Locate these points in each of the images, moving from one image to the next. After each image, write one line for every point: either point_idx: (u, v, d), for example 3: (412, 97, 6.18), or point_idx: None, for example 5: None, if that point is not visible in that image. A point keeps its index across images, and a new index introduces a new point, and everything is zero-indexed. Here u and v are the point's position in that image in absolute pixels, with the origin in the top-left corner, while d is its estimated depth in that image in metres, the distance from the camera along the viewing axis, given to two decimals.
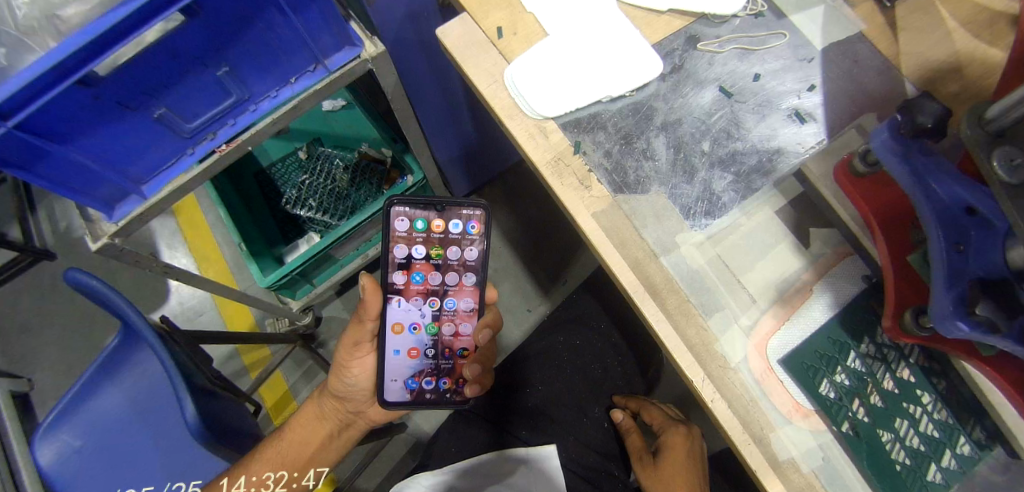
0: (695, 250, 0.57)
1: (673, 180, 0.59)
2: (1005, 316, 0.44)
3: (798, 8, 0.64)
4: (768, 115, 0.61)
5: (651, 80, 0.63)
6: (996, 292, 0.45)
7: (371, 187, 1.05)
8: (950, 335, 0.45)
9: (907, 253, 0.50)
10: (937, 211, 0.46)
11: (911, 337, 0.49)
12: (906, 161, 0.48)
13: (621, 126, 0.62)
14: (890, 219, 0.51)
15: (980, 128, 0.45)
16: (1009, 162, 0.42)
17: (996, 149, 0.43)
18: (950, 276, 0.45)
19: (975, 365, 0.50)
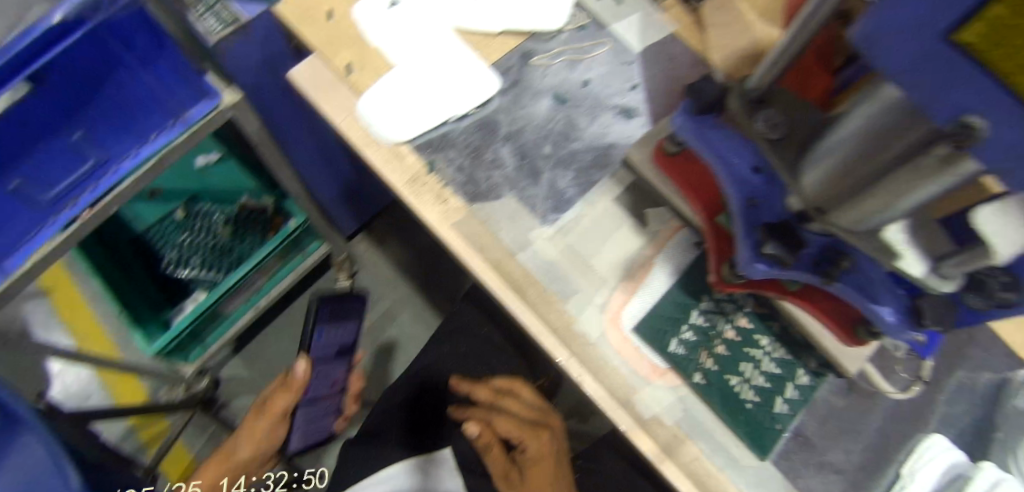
0: (547, 243, 0.62)
1: (521, 184, 0.64)
2: (790, 247, 0.50)
3: (616, 18, 0.72)
4: (599, 115, 0.68)
5: (493, 96, 0.68)
6: (782, 232, 0.51)
7: (254, 235, 1.05)
8: (754, 276, 0.52)
9: (717, 214, 0.57)
10: (731, 177, 0.53)
11: (734, 285, 0.56)
12: (700, 135, 0.55)
13: (469, 142, 0.66)
14: (699, 186, 0.58)
15: (744, 96, 0.52)
16: (769, 123, 0.50)
17: (757, 112, 0.51)
18: (747, 227, 0.53)
19: (794, 301, 0.57)
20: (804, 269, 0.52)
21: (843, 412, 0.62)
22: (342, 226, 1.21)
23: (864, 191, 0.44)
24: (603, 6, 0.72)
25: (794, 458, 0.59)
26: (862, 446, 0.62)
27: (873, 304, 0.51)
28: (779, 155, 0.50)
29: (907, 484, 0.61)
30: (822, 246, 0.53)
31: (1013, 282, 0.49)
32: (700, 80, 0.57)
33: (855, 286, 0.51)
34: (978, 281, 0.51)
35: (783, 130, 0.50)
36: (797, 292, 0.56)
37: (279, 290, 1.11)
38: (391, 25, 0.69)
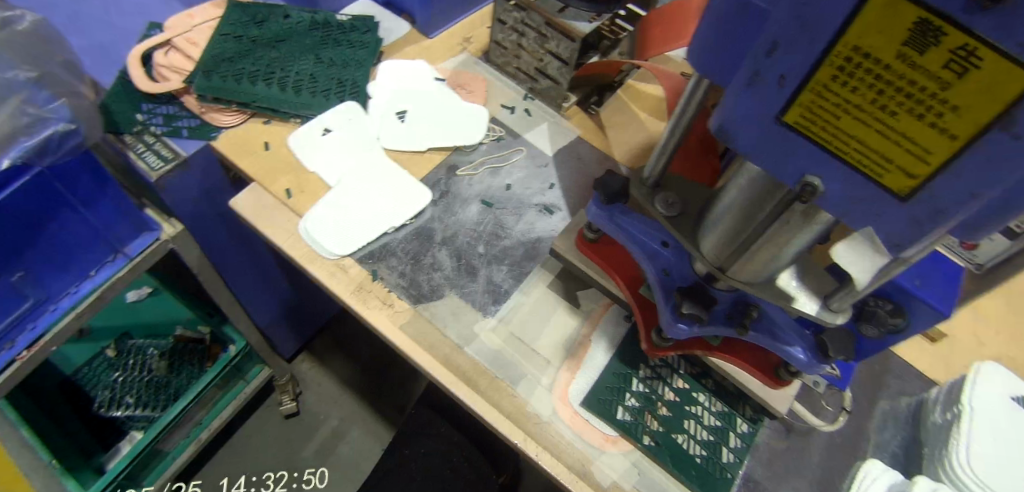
0: (492, 333, 0.66)
1: (461, 282, 0.69)
2: (704, 308, 0.56)
3: (528, 127, 0.80)
4: (524, 214, 0.73)
5: (426, 207, 0.73)
6: (694, 293, 0.57)
7: (193, 366, 1.01)
8: (680, 335, 0.59)
9: (640, 287, 0.64)
10: (644, 252, 0.61)
11: (664, 349, 0.62)
12: (613, 222, 0.62)
13: (409, 249, 0.71)
14: (620, 264, 0.65)
15: (643, 183, 0.58)
16: (667, 203, 0.57)
17: (657, 197, 0.57)
18: (665, 293, 0.59)
19: (718, 356, 0.62)
20: (720, 323, 0.58)
21: (786, 453, 0.66)
22: (280, 348, 1.20)
23: (752, 246, 0.51)
24: (513, 117, 0.80)
25: None
26: (810, 481, 0.66)
27: (787, 347, 0.57)
28: (679, 230, 0.57)
29: None
30: (732, 301, 0.59)
31: (898, 308, 0.57)
32: (606, 174, 0.62)
33: (768, 333, 0.58)
34: (870, 312, 0.58)
35: (679, 209, 0.57)
36: (720, 346, 0.62)
37: (220, 421, 1.07)
38: (326, 150, 0.76)
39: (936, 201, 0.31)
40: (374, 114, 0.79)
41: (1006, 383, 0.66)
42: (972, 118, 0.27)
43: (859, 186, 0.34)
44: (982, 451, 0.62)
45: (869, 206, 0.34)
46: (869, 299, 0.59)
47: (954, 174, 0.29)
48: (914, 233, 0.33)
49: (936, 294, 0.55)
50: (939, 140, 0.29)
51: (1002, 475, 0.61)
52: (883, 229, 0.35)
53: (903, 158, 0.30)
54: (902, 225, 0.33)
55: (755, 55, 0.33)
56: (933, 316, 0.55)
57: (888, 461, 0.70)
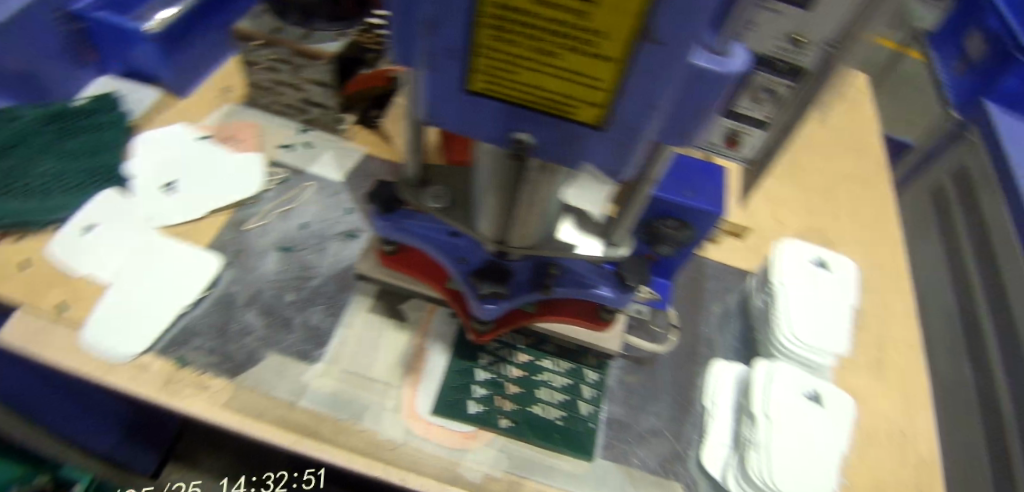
0: (323, 378, 0.63)
1: (278, 338, 0.65)
2: (504, 284, 0.57)
3: (310, 161, 0.77)
4: (327, 246, 0.71)
5: (220, 272, 0.68)
6: (489, 273, 0.57)
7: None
8: (491, 314, 0.58)
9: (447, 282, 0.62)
10: (439, 247, 0.59)
11: (490, 333, 0.61)
12: (398, 228, 0.59)
13: (211, 323, 0.65)
14: (425, 266, 0.63)
15: (408, 184, 0.55)
16: (436, 198, 0.55)
17: (424, 193, 0.55)
18: (468, 281, 0.58)
19: (542, 320, 0.63)
20: (525, 291, 0.59)
21: (638, 384, 0.69)
22: (134, 467, 1.09)
23: (518, 215, 0.52)
24: (294, 156, 0.78)
25: (616, 443, 0.65)
26: (667, 402, 0.69)
27: (593, 290, 0.59)
28: (455, 218, 0.55)
29: (714, 413, 0.68)
30: (531, 266, 0.60)
31: (682, 222, 0.62)
32: (375, 183, 0.58)
33: (573, 283, 0.59)
34: (659, 233, 0.62)
35: (448, 199, 0.56)
36: (540, 310, 0.62)
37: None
38: (88, 248, 0.68)
39: (621, 116, 0.40)
40: (139, 194, 0.73)
41: (803, 249, 0.75)
42: (614, 45, 0.35)
43: (560, 126, 0.42)
44: (796, 319, 0.69)
45: (575, 141, 0.43)
46: (655, 221, 0.61)
47: (621, 93, 0.38)
48: (618, 150, 0.43)
49: (705, 198, 0.61)
50: (600, 69, 0.37)
51: (818, 334, 0.69)
52: (593, 156, 0.44)
53: (582, 93, 0.39)
54: (605, 149, 0.43)
55: (428, 43, 0.39)
56: (708, 217, 0.61)
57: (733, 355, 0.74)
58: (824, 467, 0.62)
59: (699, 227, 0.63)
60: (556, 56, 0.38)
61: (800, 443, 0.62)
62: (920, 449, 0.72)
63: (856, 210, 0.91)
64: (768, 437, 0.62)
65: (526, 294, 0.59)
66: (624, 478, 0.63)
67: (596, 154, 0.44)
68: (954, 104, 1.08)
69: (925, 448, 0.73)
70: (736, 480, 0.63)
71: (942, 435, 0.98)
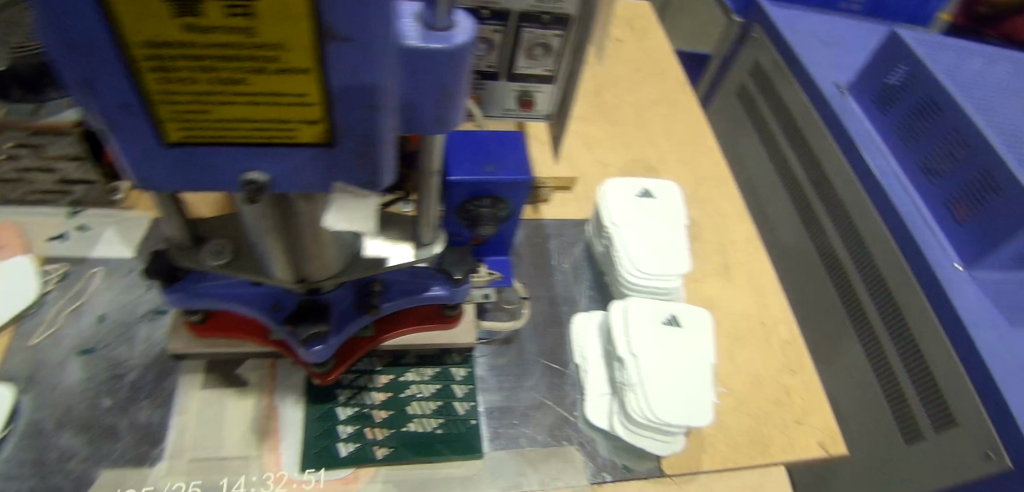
0: (170, 477, 0.56)
1: (104, 450, 0.57)
2: (322, 320, 0.51)
3: (89, 245, 0.69)
4: (134, 333, 0.63)
5: (16, 402, 0.58)
6: (303, 312, 0.51)
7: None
8: (324, 354, 0.53)
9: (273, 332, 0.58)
10: (247, 300, 0.54)
11: (332, 371, 0.57)
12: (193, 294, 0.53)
13: (24, 460, 0.56)
14: (243, 324, 0.58)
15: (180, 248, 0.49)
16: (216, 251, 0.49)
17: (200, 251, 0.49)
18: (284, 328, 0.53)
19: (386, 339, 0.60)
20: (353, 318, 0.55)
21: (509, 364, 0.69)
22: None
23: (305, 247, 0.48)
24: (66, 246, 0.68)
25: (502, 430, 0.65)
26: (542, 371, 0.69)
27: (425, 293, 0.57)
28: (243, 268, 0.49)
29: (587, 367, 0.69)
30: (351, 291, 0.56)
31: (495, 198, 0.60)
32: (148, 258, 0.52)
33: (402, 293, 0.57)
34: (477, 214, 0.60)
35: (231, 251, 0.50)
36: (381, 329, 0.60)
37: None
38: None
39: (349, 129, 0.36)
40: None
41: (627, 188, 0.77)
42: (299, 53, 0.31)
43: (292, 155, 0.37)
44: (637, 252, 0.71)
45: (316, 167, 0.38)
46: (470, 203, 0.60)
47: (334, 104, 0.34)
48: (369, 164, 0.38)
49: (510, 170, 0.59)
50: (299, 83, 0.33)
51: (661, 262, 0.71)
52: (344, 178, 0.39)
53: (294, 114, 0.34)
54: (352, 165, 0.38)
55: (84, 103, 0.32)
56: (519, 186, 0.60)
57: (592, 303, 0.75)
58: (695, 382, 0.66)
59: (514, 198, 0.62)
60: (244, 80, 0.32)
61: (667, 370, 0.65)
62: (781, 334, 0.80)
63: (669, 128, 0.94)
64: (639, 375, 0.64)
65: (355, 321, 0.54)
66: (520, 461, 0.63)
67: (346, 176, 0.39)
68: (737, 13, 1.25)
69: (784, 331, 0.81)
70: (622, 424, 0.66)
71: (798, 306, 1.09)
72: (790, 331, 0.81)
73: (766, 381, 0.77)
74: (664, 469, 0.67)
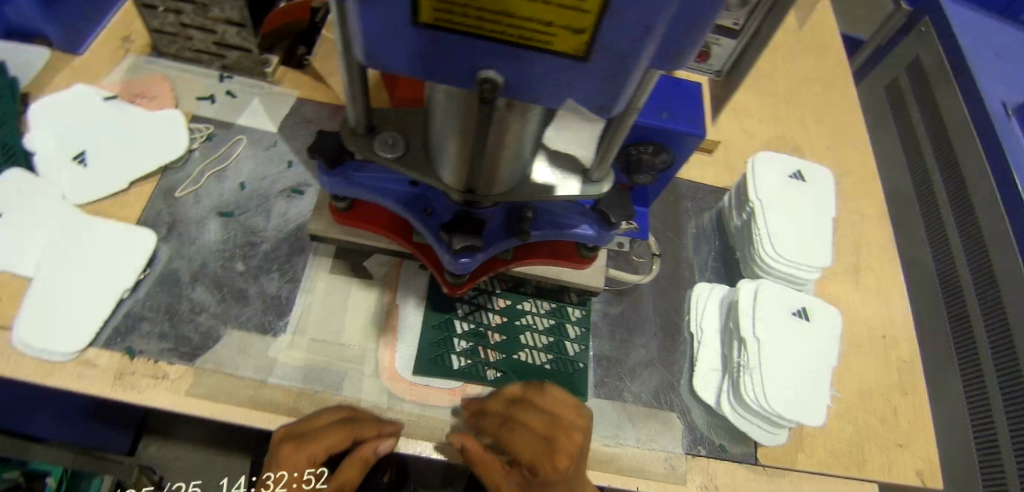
0: (291, 350, 0.59)
1: (232, 313, 0.60)
2: (476, 234, 0.47)
3: (237, 111, 0.69)
4: (272, 206, 0.65)
5: (156, 247, 0.62)
6: (460, 224, 0.47)
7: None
8: (466, 269, 0.50)
9: (413, 235, 0.56)
10: (398, 199, 0.51)
11: (463, 285, 0.54)
12: (349, 181, 0.51)
13: (158, 305, 0.60)
14: (386, 219, 0.57)
15: (352, 133, 0.45)
16: (390, 143, 0.45)
17: (373, 140, 0.45)
18: (434, 233, 0.50)
19: (520, 265, 0.57)
20: (500, 239, 0.51)
21: (624, 315, 0.68)
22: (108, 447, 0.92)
23: (489, 158, 0.42)
24: (217, 108, 0.69)
25: (609, 379, 0.64)
26: (653, 332, 0.68)
27: (574, 230, 0.53)
28: (411, 167, 0.45)
29: (701, 338, 0.67)
30: (503, 211, 0.52)
31: (660, 147, 0.56)
32: (314, 134, 0.49)
33: (552, 225, 0.53)
34: (636, 161, 0.56)
35: (404, 146, 0.45)
36: (519, 255, 0.57)
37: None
38: None
39: (615, 49, 0.29)
40: (48, 169, 0.64)
41: (776, 165, 0.73)
42: None
43: (537, 63, 0.30)
44: (778, 234, 0.68)
45: (555, 79, 0.31)
46: (630, 148, 0.56)
47: (615, 15, 0.27)
48: (613, 87, 0.32)
49: (686, 121, 0.55)
50: None
51: (804, 250, 0.68)
52: (578, 95, 0.33)
53: (563, 18, 0.27)
54: (594, 84, 0.32)
55: None
56: (689, 141, 0.56)
57: (713, 278, 0.73)
58: (813, 380, 0.63)
59: (678, 150, 0.57)
60: None
61: (788, 363, 0.62)
62: (902, 352, 0.76)
63: (809, 117, 0.88)
64: (761, 360, 0.61)
65: (502, 243, 0.51)
66: (619, 415, 0.63)
67: (580, 94, 0.33)
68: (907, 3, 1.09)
69: (905, 349, 0.76)
70: (730, 403, 0.64)
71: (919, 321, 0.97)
72: (913, 350, 0.76)
73: (875, 394, 0.73)
74: (756, 457, 0.66)
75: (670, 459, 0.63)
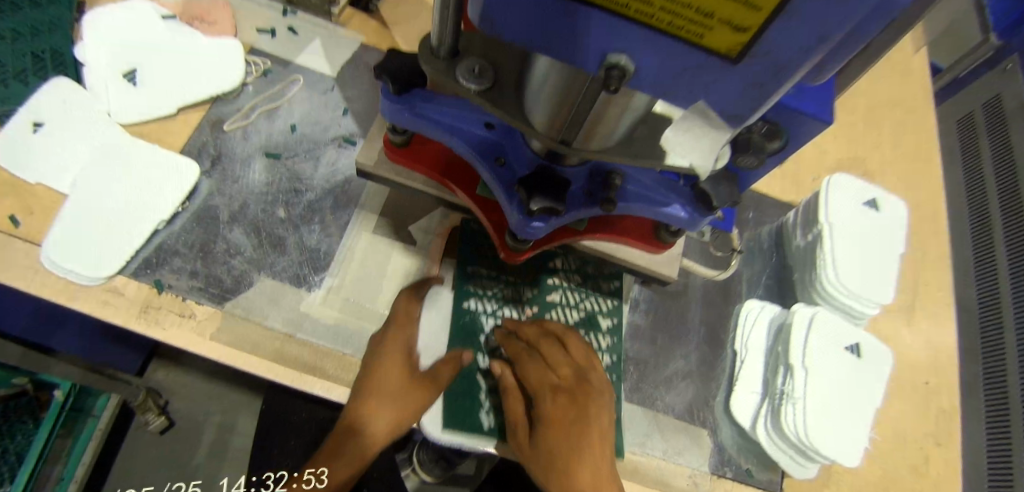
0: (324, 307, 0.57)
1: (268, 260, 0.57)
2: (560, 197, 0.43)
3: (298, 51, 0.67)
4: (322, 155, 0.63)
5: (198, 179, 0.59)
6: (538, 182, 0.43)
7: (24, 425, 0.82)
8: (538, 234, 0.46)
9: (475, 187, 0.51)
10: (468, 142, 0.46)
11: (523, 252, 0.50)
12: (416, 113, 0.46)
13: (192, 241, 0.57)
14: (447, 162, 0.52)
15: (431, 54, 0.36)
16: (474, 72, 0.36)
17: (456, 67, 0.36)
18: (506, 189, 0.46)
19: (590, 237, 0.53)
20: (580, 205, 0.47)
21: (667, 318, 0.66)
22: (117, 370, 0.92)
23: (592, 112, 0.35)
24: (276, 43, 0.67)
25: (644, 386, 0.63)
26: (695, 344, 0.66)
27: (662, 208, 0.48)
28: (497, 105, 0.37)
29: (745, 357, 0.64)
30: (588, 173, 0.47)
31: (775, 129, 0.44)
32: (386, 54, 0.44)
33: (638, 199, 0.47)
34: (742, 141, 0.45)
35: (492, 77, 0.37)
36: (590, 227, 0.52)
37: (83, 467, 0.92)
38: (37, 149, 0.58)
39: (773, 55, 0.24)
40: (97, 83, 0.61)
41: (850, 188, 0.69)
42: None
43: (676, 57, 0.26)
44: (843, 262, 0.64)
45: (691, 77, 0.27)
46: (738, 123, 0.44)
47: (792, 19, 0.22)
48: (756, 97, 0.27)
49: (813, 99, 0.43)
50: None
51: (869, 283, 0.65)
52: (711, 100, 0.28)
53: (729, 13, 0.22)
54: (735, 89, 0.27)
55: None
56: (809, 126, 0.44)
57: (764, 296, 0.70)
58: (858, 420, 0.60)
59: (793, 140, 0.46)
60: None
61: (836, 400, 0.59)
62: (943, 401, 0.72)
63: (880, 142, 0.83)
64: (808, 392, 0.58)
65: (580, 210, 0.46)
66: (650, 423, 0.61)
67: (713, 99, 0.29)
68: (995, 34, 1.00)
69: (946, 398, 0.73)
70: (767, 430, 0.61)
71: None
72: (953, 400, 0.72)
73: (910, 443, 0.69)
74: (783, 488, 0.62)
75: (694, 476, 0.60)
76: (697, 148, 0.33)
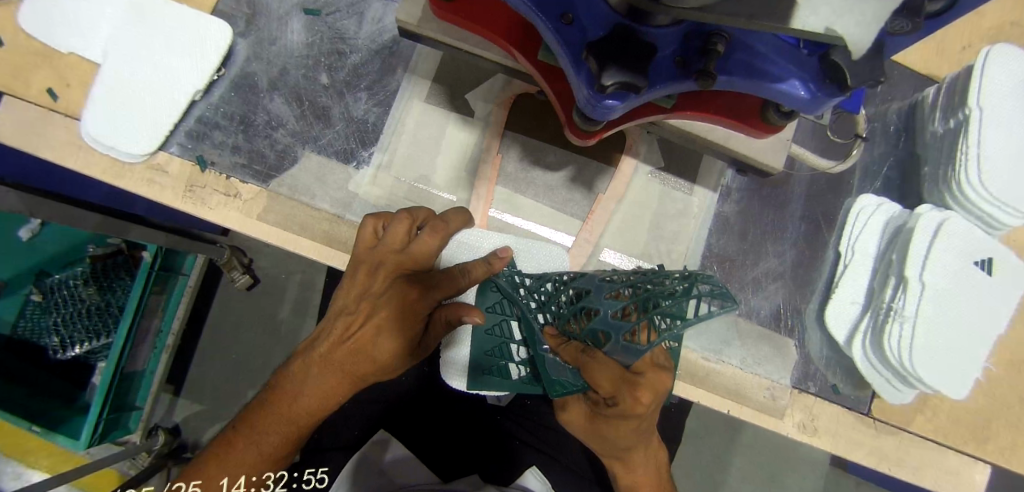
0: (373, 188, 0.52)
1: (312, 134, 0.53)
2: (639, 69, 0.33)
3: None
4: (366, 11, 0.55)
5: (233, 42, 0.53)
6: (613, 48, 0.33)
7: (123, 281, 0.79)
8: (612, 116, 0.37)
9: (536, 52, 0.41)
10: None
11: (594, 134, 0.41)
12: None
13: (232, 112, 0.53)
14: (503, 16, 0.41)
15: None
16: None
17: None
18: (574, 56, 0.35)
19: (677, 117, 0.43)
20: (666, 78, 0.36)
21: (759, 213, 0.58)
22: None
23: None
24: None
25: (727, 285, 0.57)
26: (792, 243, 0.58)
27: (774, 84, 0.35)
28: None
29: (849, 261, 0.56)
30: (684, 35, 0.35)
31: None
32: None
33: (745, 68, 0.35)
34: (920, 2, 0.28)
35: None
36: (678, 105, 0.42)
37: (181, 321, 0.86)
38: (65, 14, 0.52)
39: None
40: None
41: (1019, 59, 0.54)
42: None
43: None
44: (990, 158, 0.52)
45: None
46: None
47: None
48: None
49: None
50: None
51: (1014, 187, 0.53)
52: None
53: None
54: None
55: None
56: None
57: (881, 190, 0.60)
58: (974, 344, 0.51)
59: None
60: None
61: (951, 321, 0.51)
62: None
63: None
64: (919, 310, 0.50)
65: (666, 87, 0.36)
66: (729, 329, 0.56)
67: None
68: None
69: None
70: (864, 347, 0.53)
71: None
72: None
73: None
74: (870, 410, 0.56)
75: (772, 389, 0.55)
76: (856, 12, 0.26)
